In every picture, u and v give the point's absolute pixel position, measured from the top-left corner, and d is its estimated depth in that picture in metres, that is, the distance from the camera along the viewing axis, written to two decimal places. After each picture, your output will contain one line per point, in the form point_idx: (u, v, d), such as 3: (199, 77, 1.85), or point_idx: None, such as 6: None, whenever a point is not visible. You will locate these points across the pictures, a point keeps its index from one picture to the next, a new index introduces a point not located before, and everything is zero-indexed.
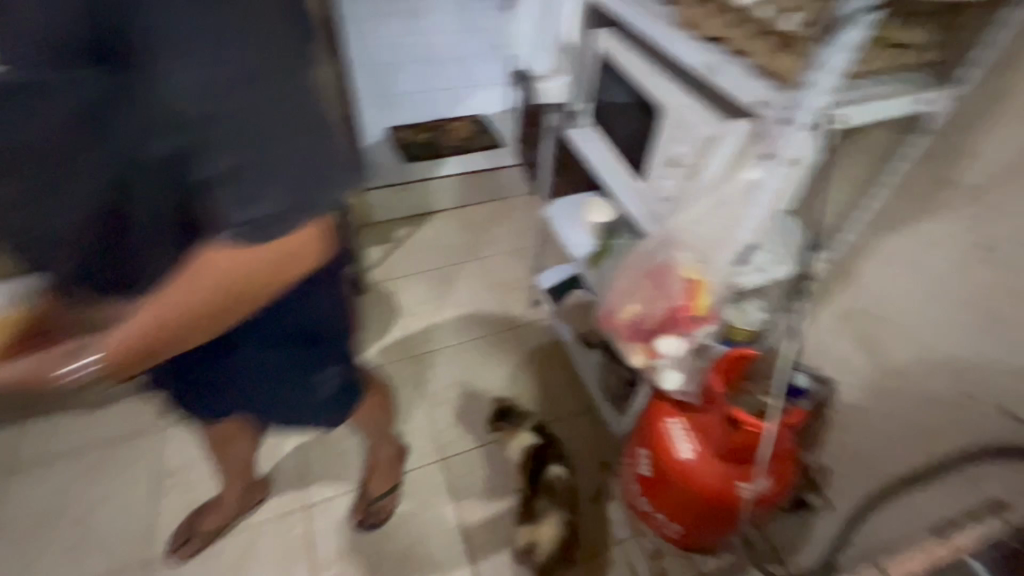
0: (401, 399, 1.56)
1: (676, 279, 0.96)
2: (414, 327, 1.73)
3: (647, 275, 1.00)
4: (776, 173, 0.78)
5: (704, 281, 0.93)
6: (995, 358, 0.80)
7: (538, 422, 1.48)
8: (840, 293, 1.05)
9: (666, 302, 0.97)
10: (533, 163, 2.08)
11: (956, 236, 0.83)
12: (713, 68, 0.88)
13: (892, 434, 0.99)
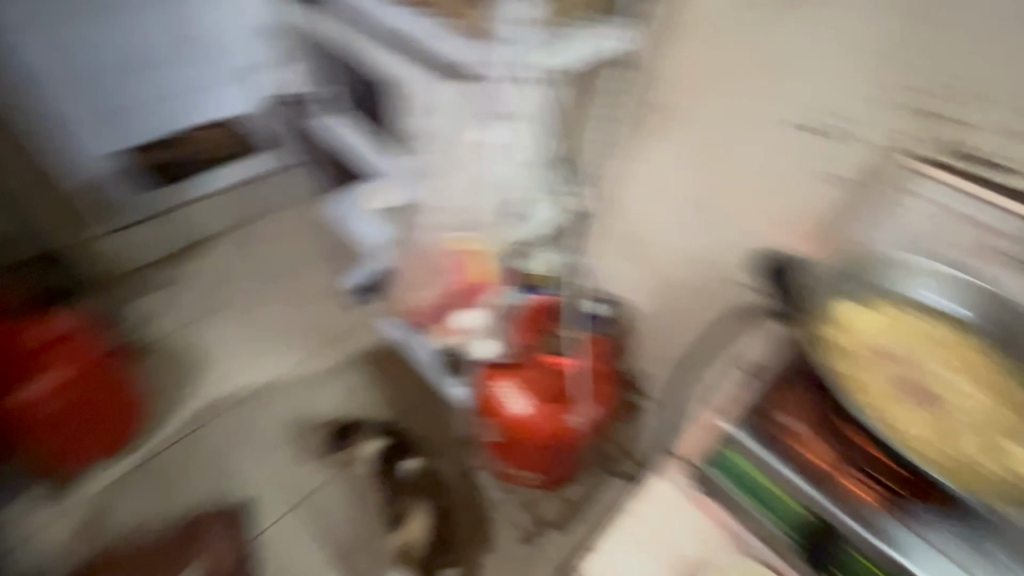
0: (230, 461, 1.40)
1: (449, 256, 1.18)
2: (223, 375, 1.54)
3: (429, 265, 1.24)
4: (516, 127, 0.98)
5: (472, 249, 1.15)
6: (724, 243, 0.98)
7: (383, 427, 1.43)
8: (611, 220, 1.16)
9: (449, 280, 1.19)
10: (309, 162, 1.92)
11: (675, 151, 0.97)
12: (432, 36, 0.97)
13: (678, 327, 1.15)
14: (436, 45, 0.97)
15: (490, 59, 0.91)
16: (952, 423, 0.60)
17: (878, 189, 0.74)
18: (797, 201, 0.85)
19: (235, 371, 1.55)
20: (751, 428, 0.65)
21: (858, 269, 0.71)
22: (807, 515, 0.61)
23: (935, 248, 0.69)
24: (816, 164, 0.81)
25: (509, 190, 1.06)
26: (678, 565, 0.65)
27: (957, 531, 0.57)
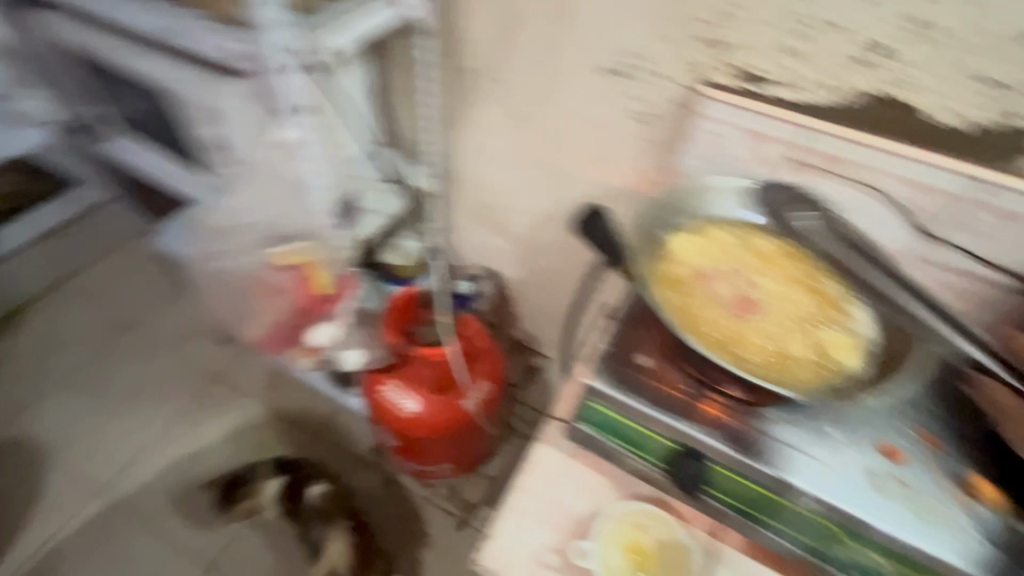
0: (127, 537, 1.28)
1: (286, 276, 1.09)
2: (96, 449, 1.39)
3: (268, 290, 1.14)
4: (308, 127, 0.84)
5: (309, 263, 1.06)
6: (569, 196, 1.00)
7: (275, 462, 1.32)
8: (463, 194, 1.14)
9: (294, 300, 1.12)
10: (128, 194, 1.68)
11: (500, 115, 0.96)
12: (179, 33, 0.80)
13: (552, 282, 1.18)
14: (188, 41, 0.81)
15: (252, 50, 0.75)
16: (776, 325, 0.67)
17: (690, 121, 0.78)
18: (624, 144, 0.88)
19: (105, 444, 1.40)
20: (613, 375, 0.65)
21: (683, 200, 0.74)
22: (675, 447, 0.63)
23: (744, 168, 0.78)
24: (631, 106, 0.83)
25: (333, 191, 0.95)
26: (571, 527, 0.64)
27: (797, 420, 0.63)
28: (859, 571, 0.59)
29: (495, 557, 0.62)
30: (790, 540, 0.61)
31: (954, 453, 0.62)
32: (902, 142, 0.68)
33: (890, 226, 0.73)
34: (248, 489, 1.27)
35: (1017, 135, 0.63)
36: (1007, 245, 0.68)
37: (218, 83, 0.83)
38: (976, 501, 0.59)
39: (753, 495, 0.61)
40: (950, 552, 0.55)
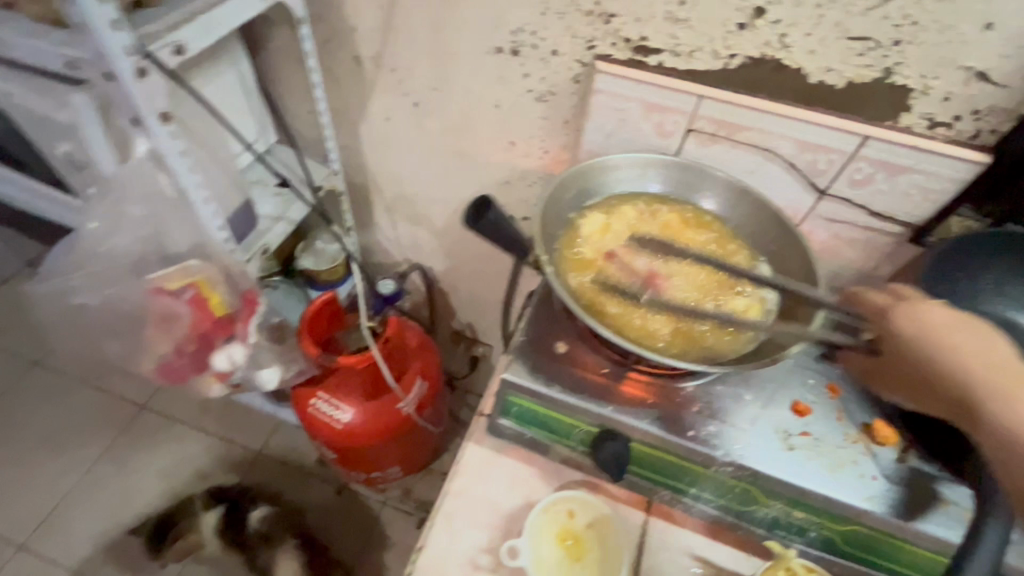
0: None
1: (172, 302, 0.80)
2: (26, 500, 1.35)
3: (146, 318, 0.83)
4: (164, 137, 0.63)
5: (199, 281, 0.79)
6: (483, 183, 0.98)
7: (206, 496, 1.25)
8: (377, 189, 1.10)
9: (188, 327, 0.83)
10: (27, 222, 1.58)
11: (401, 105, 0.92)
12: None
13: (481, 270, 1.17)
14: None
15: (72, 56, 0.58)
16: (687, 295, 0.68)
17: (590, 98, 0.76)
18: (528, 125, 0.86)
19: (38, 490, 1.37)
20: (528, 367, 0.65)
21: (588, 178, 0.73)
22: (594, 431, 0.63)
23: (647, 140, 0.78)
24: (530, 86, 0.80)
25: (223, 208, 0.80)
26: (502, 525, 0.63)
27: (711, 388, 0.65)
28: (778, 527, 0.61)
29: (425, 568, 0.60)
30: (712, 505, 0.62)
31: (855, 401, 0.65)
32: (793, 104, 0.69)
33: (787, 185, 0.76)
34: (182, 528, 1.20)
35: (901, 92, 0.64)
36: (890, 196, 0.72)
37: (55, 96, 0.65)
38: (878, 445, 0.62)
39: (674, 468, 0.62)
40: (855, 497, 0.58)
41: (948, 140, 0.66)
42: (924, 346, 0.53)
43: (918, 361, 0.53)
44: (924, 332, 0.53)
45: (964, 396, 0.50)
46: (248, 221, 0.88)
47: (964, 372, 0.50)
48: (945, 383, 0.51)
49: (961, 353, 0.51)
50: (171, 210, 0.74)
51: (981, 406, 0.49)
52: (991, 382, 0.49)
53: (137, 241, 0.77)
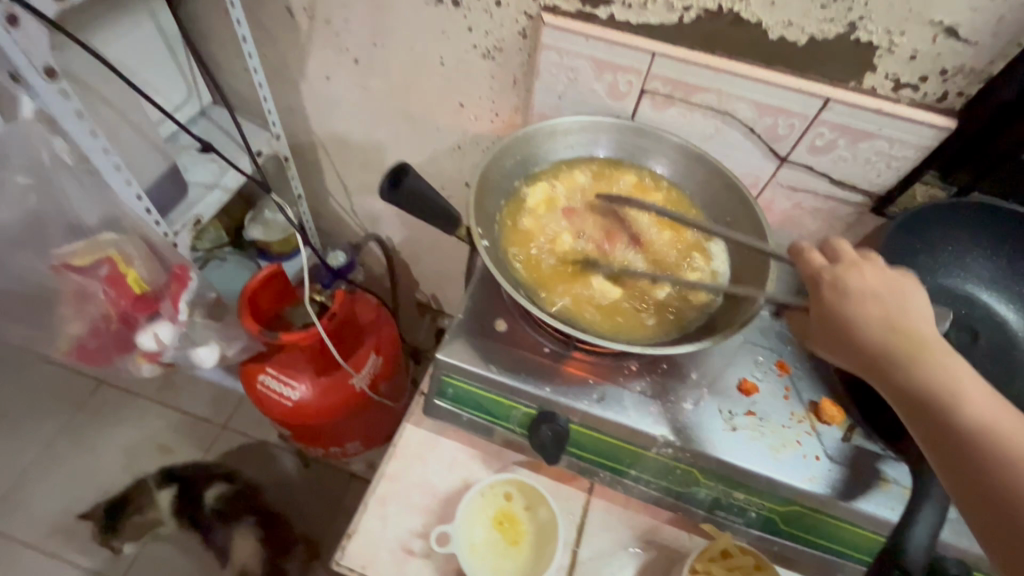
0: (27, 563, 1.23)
1: (86, 280, 0.73)
2: None
3: (57, 294, 0.75)
4: (53, 98, 0.57)
5: (115, 258, 0.73)
6: (434, 149, 0.92)
7: (162, 474, 1.32)
8: (325, 155, 1.03)
9: (106, 305, 0.76)
10: None
11: (340, 63, 0.84)
12: None
13: (439, 242, 1.12)
14: None
15: None
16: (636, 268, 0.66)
17: (538, 55, 0.70)
18: (477, 85, 0.79)
19: None
20: (465, 347, 0.61)
21: (534, 144, 0.69)
22: (533, 412, 0.60)
23: (601, 102, 0.72)
24: (476, 41, 0.74)
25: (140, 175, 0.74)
26: (437, 509, 0.61)
27: (657, 365, 0.63)
28: (719, 508, 0.60)
29: (355, 555, 0.58)
30: (653, 486, 0.61)
31: (804, 378, 0.63)
32: (751, 63, 0.64)
33: (747, 151, 0.72)
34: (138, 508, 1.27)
35: (866, 50, 0.59)
36: (852, 164, 0.68)
37: None
38: (823, 424, 0.60)
39: (614, 449, 0.60)
40: (796, 477, 0.56)
41: (913, 103, 0.62)
42: (841, 309, 0.48)
43: (841, 327, 0.47)
44: (842, 296, 0.48)
45: (882, 361, 0.45)
46: (177, 191, 0.81)
47: (881, 334, 0.46)
48: (864, 349, 0.46)
49: (879, 317, 0.46)
50: (81, 177, 0.68)
51: (898, 371, 0.44)
52: (907, 345, 0.45)
53: (42, 214, 0.70)
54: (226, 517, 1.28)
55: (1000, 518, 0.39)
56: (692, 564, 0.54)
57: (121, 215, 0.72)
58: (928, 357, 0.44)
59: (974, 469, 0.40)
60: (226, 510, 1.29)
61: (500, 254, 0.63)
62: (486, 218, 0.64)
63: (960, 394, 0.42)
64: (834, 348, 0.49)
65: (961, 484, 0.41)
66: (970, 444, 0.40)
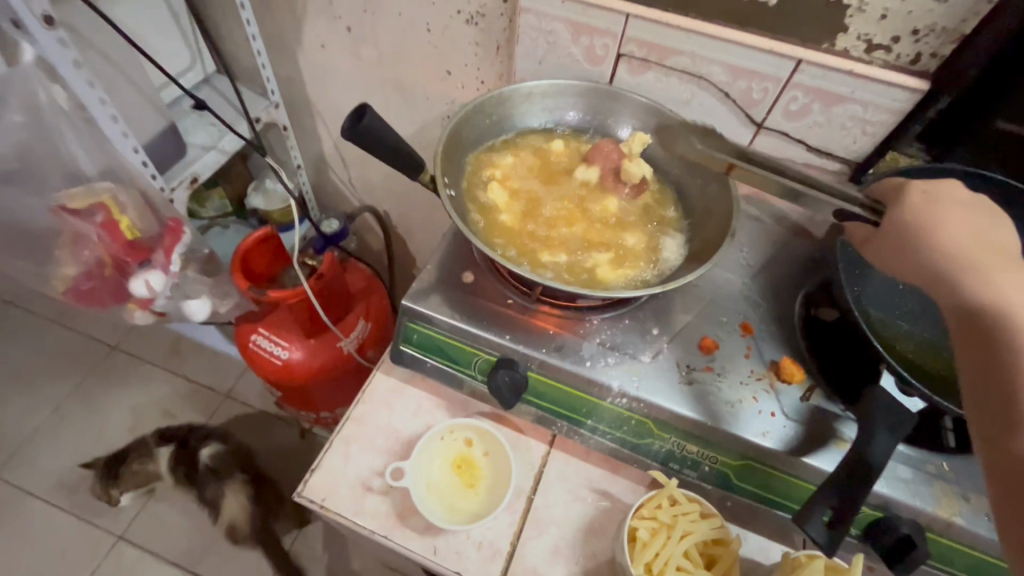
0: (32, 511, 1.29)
1: (80, 222, 0.78)
2: None
3: (50, 234, 0.79)
4: (47, 42, 0.61)
5: (109, 204, 0.78)
6: (424, 120, 0.95)
7: (160, 432, 1.36)
8: (321, 127, 1.06)
9: (98, 249, 0.81)
10: None
11: (333, 32, 0.87)
12: None
13: (430, 218, 1.14)
14: None
15: None
16: (588, 234, 0.66)
17: (518, 20, 0.72)
18: (463, 52, 0.81)
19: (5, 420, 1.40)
20: (430, 296, 0.63)
21: (506, 102, 0.70)
22: (493, 360, 0.62)
23: (580, 68, 0.74)
24: (460, 6, 0.75)
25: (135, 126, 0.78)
26: (398, 450, 0.63)
27: (620, 320, 0.64)
28: (673, 461, 0.60)
29: (315, 488, 0.60)
30: (608, 437, 0.62)
31: (767, 339, 0.63)
32: (722, 25, 0.64)
33: (723, 118, 0.72)
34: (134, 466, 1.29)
35: (836, 10, 0.59)
36: (828, 129, 0.68)
37: None
38: (782, 382, 0.60)
39: (570, 398, 0.61)
40: (748, 432, 0.56)
41: (886, 65, 0.61)
42: (926, 216, 0.49)
43: (917, 227, 0.49)
44: (927, 208, 0.50)
45: (947, 261, 0.46)
46: (174, 149, 0.85)
47: (956, 243, 0.47)
48: (936, 250, 0.47)
49: (959, 227, 0.48)
50: (78, 124, 0.72)
51: (962, 271, 0.45)
52: (979, 256, 0.46)
53: (40, 160, 0.75)
54: (220, 473, 1.27)
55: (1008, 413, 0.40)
56: (637, 511, 0.55)
57: (119, 167, 0.76)
58: (995, 268, 0.45)
59: (1001, 364, 0.41)
60: (223, 467, 1.29)
61: (462, 207, 0.65)
62: (452, 170, 0.65)
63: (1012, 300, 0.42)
64: (897, 249, 0.50)
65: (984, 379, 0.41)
66: (1006, 342, 0.41)
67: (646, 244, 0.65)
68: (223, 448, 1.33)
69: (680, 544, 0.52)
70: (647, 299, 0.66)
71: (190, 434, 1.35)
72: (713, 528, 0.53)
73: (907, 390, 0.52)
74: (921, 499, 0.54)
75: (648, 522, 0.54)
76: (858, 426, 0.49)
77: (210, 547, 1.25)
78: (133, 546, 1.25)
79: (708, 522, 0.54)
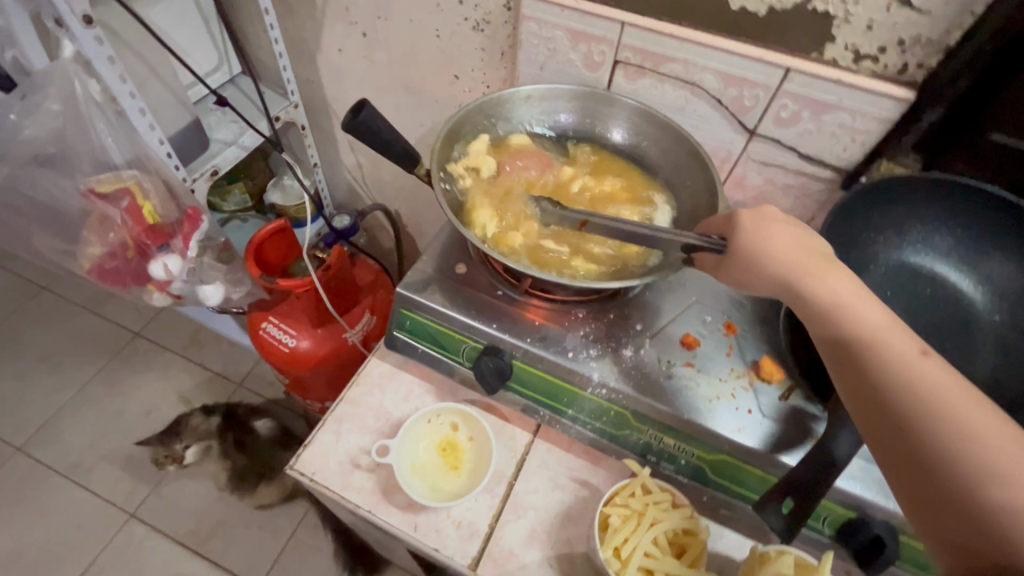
0: (51, 485, 1.35)
1: (107, 206, 0.84)
2: (22, 406, 1.45)
3: (79, 219, 0.86)
4: (84, 38, 0.67)
5: (134, 190, 0.84)
6: (432, 122, 0.98)
7: (207, 407, 1.46)
8: (336, 128, 1.11)
9: (120, 232, 0.87)
10: None
11: (349, 35, 0.92)
12: None
13: (437, 217, 1.17)
14: None
15: None
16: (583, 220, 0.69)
17: (520, 27, 0.75)
18: (470, 57, 0.85)
19: (31, 398, 1.47)
20: (422, 285, 0.66)
21: (502, 104, 0.73)
22: (480, 347, 0.64)
23: (578, 73, 0.77)
24: (466, 14, 0.79)
25: (160, 120, 0.85)
26: (387, 431, 0.66)
27: (604, 314, 0.66)
28: (651, 453, 0.62)
29: (307, 463, 0.63)
30: (588, 427, 0.64)
31: (749, 339, 0.65)
32: (714, 33, 0.66)
33: (716, 124, 0.74)
34: (186, 437, 1.41)
35: (823, 20, 0.61)
36: (818, 136, 0.69)
37: None
38: (761, 381, 0.61)
39: (553, 388, 0.63)
40: (723, 427, 0.57)
41: (874, 75, 0.63)
42: (755, 236, 0.50)
43: (749, 250, 0.49)
44: (748, 232, 0.50)
45: (791, 288, 0.47)
46: (198, 143, 0.91)
47: (790, 265, 0.48)
48: (776, 269, 0.48)
49: (786, 240, 0.49)
50: (110, 115, 0.78)
51: (805, 294, 0.46)
52: (811, 268, 0.47)
53: (72, 147, 0.80)
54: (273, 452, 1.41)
55: (887, 427, 0.40)
56: (611, 498, 0.56)
57: (145, 156, 0.82)
58: (825, 275, 0.46)
59: (861, 372, 0.42)
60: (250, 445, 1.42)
61: (454, 198, 0.68)
62: (446, 161, 0.68)
63: (853, 309, 0.44)
64: (749, 281, 0.50)
65: (859, 402, 0.42)
66: (860, 355, 0.42)
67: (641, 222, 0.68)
68: (269, 428, 1.44)
69: (649, 531, 0.54)
70: (634, 296, 0.68)
71: (237, 412, 1.46)
72: (682, 518, 0.55)
73: None
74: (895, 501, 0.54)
75: (621, 509, 0.56)
76: (827, 422, 0.50)
77: (216, 529, 1.30)
78: (143, 524, 1.30)
79: (679, 511, 0.55)
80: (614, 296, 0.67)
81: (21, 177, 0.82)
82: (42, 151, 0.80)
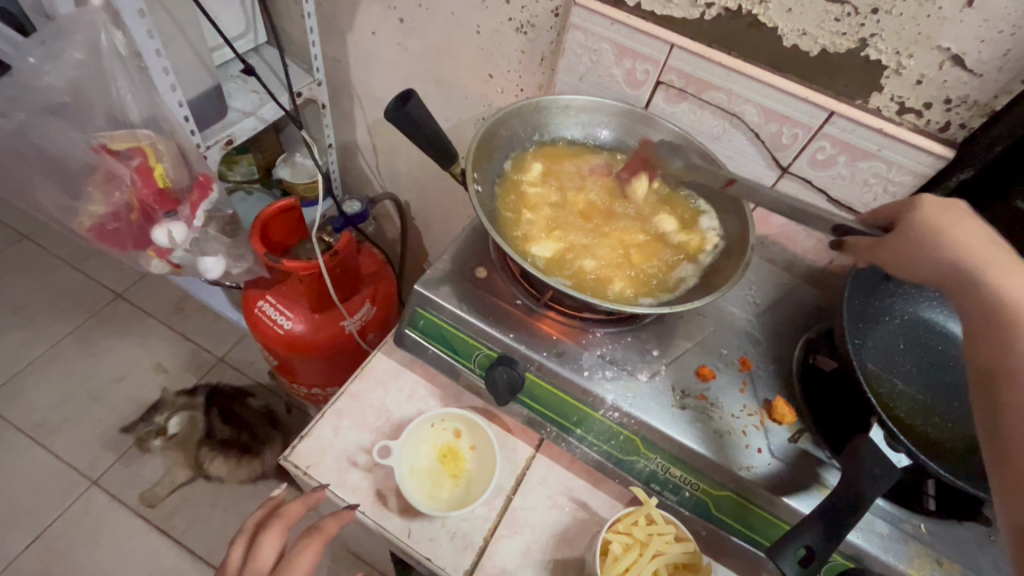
0: (10, 442, 1.29)
1: (116, 162, 0.81)
2: None
3: (83, 172, 0.82)
4: None
5: (147, 150, 0.82)
6: (458, 117, 0.96)
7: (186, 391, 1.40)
8: (355, 110, 1.08)
9: (124, 190, 0.84)
10: None
11: (385, 19, 0.89)
12: None
13: (446, 212, 1.15)
14: None
15: None
16: (603, 223, 0.70)
17: (566, 34, 0.74)
18: (507, 57, 0.83)
19: None
20: (441, 285, 0.65)
21: (538, 112, 0.72)
22: (493, 355, 0.63)
23: (618, 88, 0.76)
24: (511, 14, 0.78)
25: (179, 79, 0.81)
26: (387, 431, 0.64)
27: (622, 337, 0.65)
28: (656, 482, 0.61)
29: (301, 455, 0.62)
30: (595, 449, 0.63)
31: (763, 377, 0.64)
32: (764, 67, 0.66)
33: (750, 157, 0.74)
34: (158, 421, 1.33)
35: (873, 67, 0.61)
36: (850, 183, 0.69)
37: None
38: (772, 421, 0.60)
39: (563, 406, 0.62)
40: (733, 463, 0.57)
41: (915, 129, 0.63)
42: (933, 222, 0.50)
43: (922, 238, 0.51)
44: (937, 217, 0.51)
45: (957, 268, 0.48)
46: (217, 108, 0.88)
47: (978, 250, 0.48)
48: (950, 261, 0.48)
49: (971, 237, 0.48)
50: (133, 71, 0.75)
51: (969, 274, 0.47)
52: (993, 267, 0.46)
53: (87, 98, 0.77)
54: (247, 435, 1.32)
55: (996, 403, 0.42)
56: (613, 525, 0.56)
57: (161, 117, 0.80)
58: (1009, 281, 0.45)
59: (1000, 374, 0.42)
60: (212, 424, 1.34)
61: (487, 201, 0.66)
62: (483, 165, 0.68)
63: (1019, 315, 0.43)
64: (904, 263, 0.52)
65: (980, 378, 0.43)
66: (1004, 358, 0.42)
67: (674, 251, 0.68)
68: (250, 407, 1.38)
69: (650, 563, 0.53)
70: (652, 320, 0.67)
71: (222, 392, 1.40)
72: (685, 552, 0.54)
73: (894, 445, 0.52)
74: (893, 555, 0.54)
75: (623, 537, 0.55)
76: (845, 472, 0.49)
77: (180, 504, 1.25)
78: (105, 493, 1.25)
79: (682, 545, 0.54)
80: (631, 318, 0.66)
81: (29, 123, 0.78)
82: (55, 99, 0.77)
